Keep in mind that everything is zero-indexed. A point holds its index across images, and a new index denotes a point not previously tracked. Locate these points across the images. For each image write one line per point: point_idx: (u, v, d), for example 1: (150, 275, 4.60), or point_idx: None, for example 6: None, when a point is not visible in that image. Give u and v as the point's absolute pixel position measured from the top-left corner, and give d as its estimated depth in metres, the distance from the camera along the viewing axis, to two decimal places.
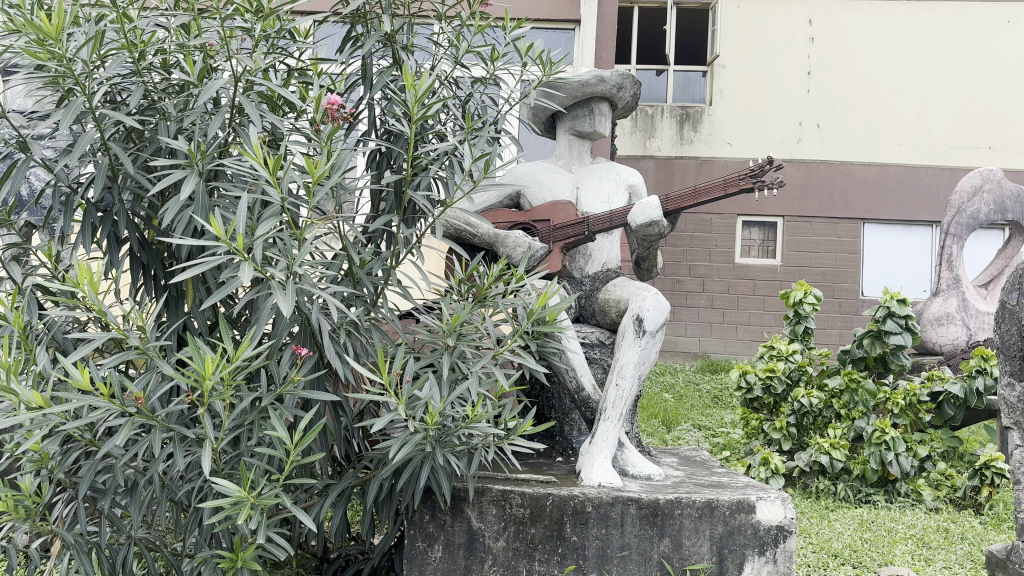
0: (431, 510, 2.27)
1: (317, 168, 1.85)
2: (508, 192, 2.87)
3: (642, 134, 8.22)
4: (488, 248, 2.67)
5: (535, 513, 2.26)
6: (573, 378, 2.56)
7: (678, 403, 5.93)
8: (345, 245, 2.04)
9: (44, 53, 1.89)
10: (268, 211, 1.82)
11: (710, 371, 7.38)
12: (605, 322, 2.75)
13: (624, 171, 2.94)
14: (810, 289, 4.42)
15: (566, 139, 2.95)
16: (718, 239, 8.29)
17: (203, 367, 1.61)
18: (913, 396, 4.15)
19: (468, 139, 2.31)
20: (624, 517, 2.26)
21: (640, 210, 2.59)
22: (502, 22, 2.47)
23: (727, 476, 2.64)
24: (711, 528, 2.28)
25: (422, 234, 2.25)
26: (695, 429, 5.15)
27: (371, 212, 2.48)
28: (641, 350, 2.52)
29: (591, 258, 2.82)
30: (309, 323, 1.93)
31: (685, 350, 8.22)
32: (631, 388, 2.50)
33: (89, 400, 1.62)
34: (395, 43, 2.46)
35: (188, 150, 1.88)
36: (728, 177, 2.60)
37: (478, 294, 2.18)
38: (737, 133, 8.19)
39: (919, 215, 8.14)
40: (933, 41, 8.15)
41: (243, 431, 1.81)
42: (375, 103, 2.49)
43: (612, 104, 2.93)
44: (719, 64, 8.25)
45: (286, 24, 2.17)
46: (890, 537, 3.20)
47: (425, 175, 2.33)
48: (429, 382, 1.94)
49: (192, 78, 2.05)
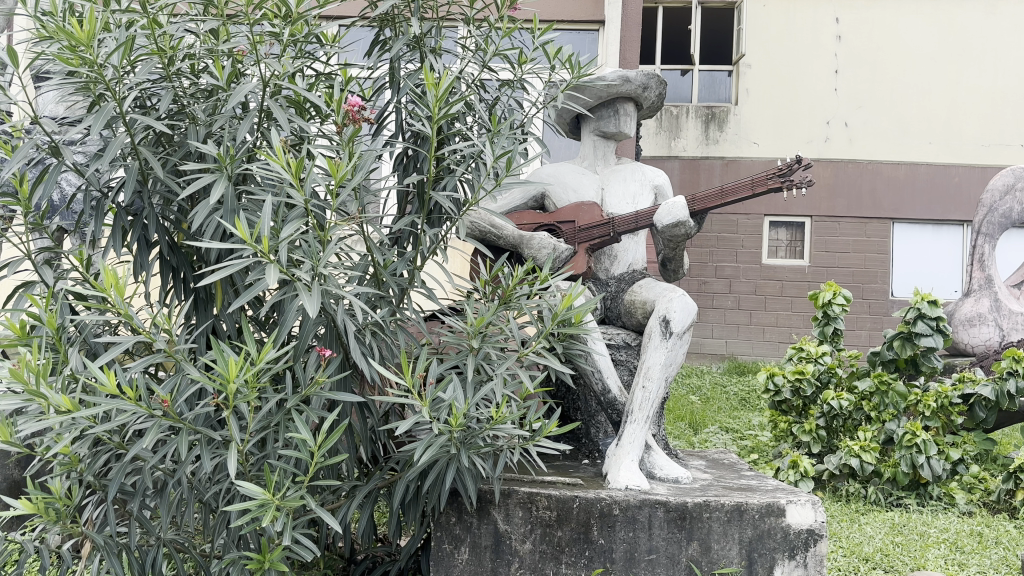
0: (457, 512, 2.26)
1: (342, 171, 1.85)
2: (533, 193, 2.86)
3: (667, 134, 8.17)
4: (512, 249, 2.66)
5: (562, 516, 2.24)
6: (599, 381, 2.54)
7: (705, 405, 5.87)
8: (370, 247, 2.05)
9: (76, 59, 1.92)
10: (293, 213, 1.83)
11: (737, 373, 7.30)
12: (631, 323, 2.73)
13: (650, 172, 2.92)
14: (839, 289, 4.35)
15: (590, 139, 2.94)
16: (745, 239, 8.22)
17: (227, 370, 1.62)
18: (945, 398, 4.06)
19: (493, 140, 2.31)
20: (652, 520, 2.24)
21: (666, 211, 2.56)
22: (531, 26, 2.44)
23: (756, 479, 2.60)
24: (740, 531, 2.25)
25: (446, 236, 2.24)
26: (722, 431, 5.10)
27: (397, 214, 2.49)
28: (668, 351, 2.49)
29: (616, 259, 2.81)
30: (334, 324, 1.93)
31: (712, 352, 8.15)
32: (658, 390, 2.48)
33: (117, 403, 1.63)
34: (423, 46, 2.47)
35: (216, 154, 1.89)
36: (755, 177, 2.56)
37: (502, 296, 2.17)
38: (764, 132, 8.10)
39: (950, 215, 8.01)
40: (963, 38, 8.01)
41: (269, 433, 1.82)
42: (401, 106, 2.50)
43: (637, 104, 2.92)
44: (744, 63, 8.18)
45: (313, 28, 2.19)
46: (922, 541, 3.14)
47: (451, 177, 2.33)
48: (454, 384, 1.93)
49: (221, 82, 2.07)
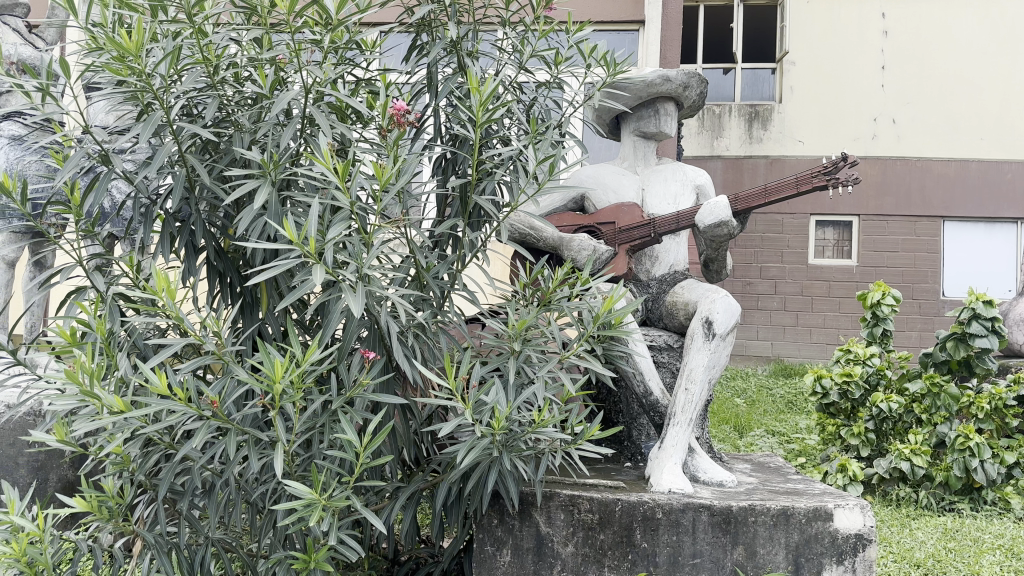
0: (500, 514, 2.26)
1: (382, 175, 1.88)
2: (572, 195, 2.85)
3: (709, 134, 8.09)
4: (552, 251, 2.66)
5: (604, 519, 2.23)
6: (641, 383, 2.52)
7: (751, 407, 5.80)
8: (411, 250, 2.07)
9: (125, 68, 1.97)
10: (336, 217, 1.85)
11: (783, 375, 7.19)
12: (672, 325, 2.71)
13: (692, 172, 2.89)
14: (888, 289, 4.25)
15: (631, 140, 2.92)
16: (791, 239, 8.09)
17: (274, 372, 1.65)
18: (998, 401, 3.94)
19: (531, 142, 2.32)
20: (695, 525, 2.21)
21: (708, 211, 2.53)
22: (565, 26, 2.47)
23: (803, 483, 2.55)
24: (786, 536, 2.22)
25: (486, 238, 2.25)
26: (768, 434, 5.03)
27: (436, 218, 2.50)
28: (711, 353, 2.47)
29: (658, 260, 2.78)
30: (376, 327, 1.95)
31: (758, 354, 8.03)
32: (701, 392, 2.45)
33: (168, 404, 1.67)
34: (460, 49, 2.49)
35: (262, 160, 1.92)
36: (800, 176, 2.52)
37: (542, 298, 2.16)
38: (809, 131, 7.97)
39: (1003, 213, 7.79)
40: (1015, 31, 7.79)
41: (315, 434, 1.84)
42: (440, 111, 2.52)
43: (678, 104, 2.89)
44: (788, 61, 8.05)
45: (353, 36, 2.22)
46: (975, 547, 3.05)
47: (489, 180, 2.33)
48: (495, 386, 1.94)
49: (264, 90, 2.11)
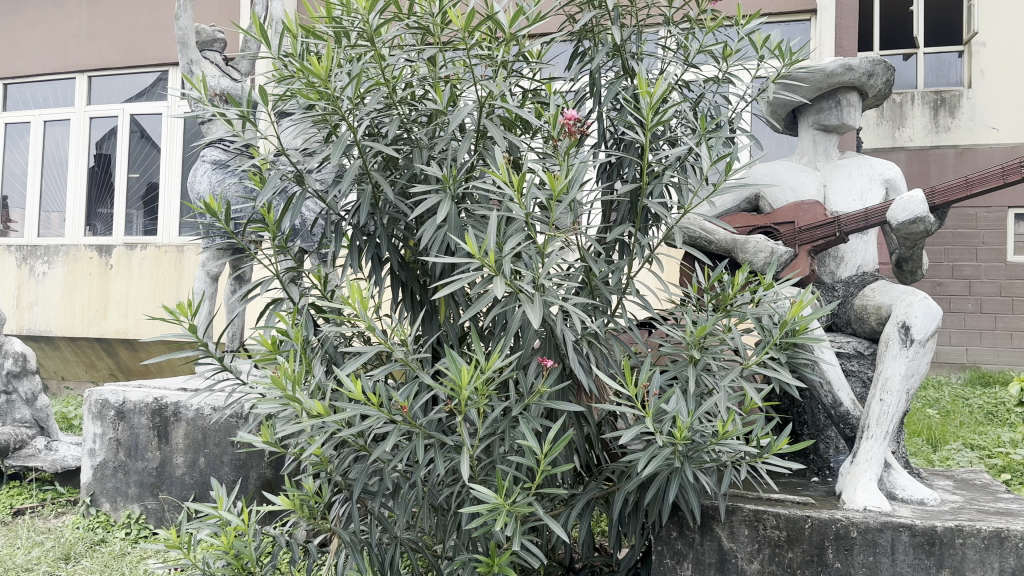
0: (679, 527, 2.21)
1: (555, 183, 1.88)
2: (746, 195, 2.74)
3: (889, 124, 7.49)
4: (727, 253, 2.56)
5: (792, 536, 2.11)
6: (829, 393, 2.38)
7: (945, 419, 5.31)
8: (584, 257, 2.06)
9: (314, 94, 2.11)
10: (512, 227, 1.87)
11: (981, 384, 6.54)
12: (862, 331, 2.54)
13: (880, 165, 2.69)
14: None
15: (809, 134, 2.78)
16: (986, 235, 7.37)
17: (459, 378, 1.69)
18: None
19: (703, 141, 2.24)
20: (895, 545, 2.05)
21: (900, 206, 2.34)
22: (733, 19, 2.37)
23: (1018, 504, 2.30)
24: (1001, 560, 2.00)
25: (656, 243, 2.21)
26: (966, 449, 4.59)
27: (603, 223, 2.48)
28: (909, 361, 2.27)
29: (843, 261, 2.61)
30: (553, 335, 1.96)
31: (950, 361, 7.36)
32: (898, 403, 2.27)
33: (361, 408, 1.75)
34: (625, 52, 2.46)
35: (441, 174, 1.99)
36: (1008, 164, 2.28)
37: (721, 304, 2.09)
38: (1005, 116, 7.24)
39: None
40: None
41: (496, 440, 1.87)
42: (606, 115, 2.50)
43: (862, 94, 2.70)
44: (977, 42, 7.37)
45: (522, 47, 2.25)
46: None
47: (659, 182, 2.28)
48: (676, 395, 1.88)
49: (439, 105, 2.18)
